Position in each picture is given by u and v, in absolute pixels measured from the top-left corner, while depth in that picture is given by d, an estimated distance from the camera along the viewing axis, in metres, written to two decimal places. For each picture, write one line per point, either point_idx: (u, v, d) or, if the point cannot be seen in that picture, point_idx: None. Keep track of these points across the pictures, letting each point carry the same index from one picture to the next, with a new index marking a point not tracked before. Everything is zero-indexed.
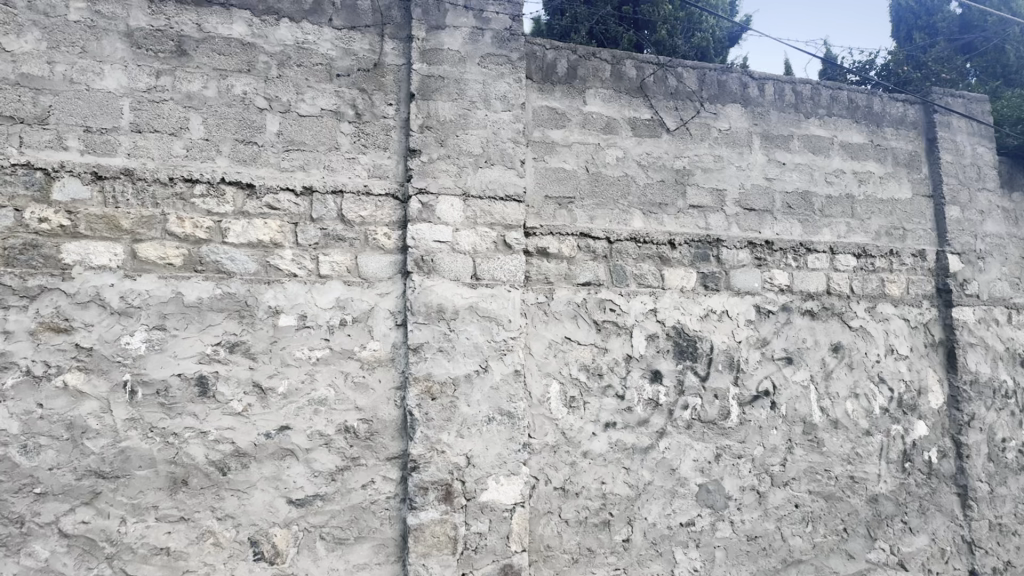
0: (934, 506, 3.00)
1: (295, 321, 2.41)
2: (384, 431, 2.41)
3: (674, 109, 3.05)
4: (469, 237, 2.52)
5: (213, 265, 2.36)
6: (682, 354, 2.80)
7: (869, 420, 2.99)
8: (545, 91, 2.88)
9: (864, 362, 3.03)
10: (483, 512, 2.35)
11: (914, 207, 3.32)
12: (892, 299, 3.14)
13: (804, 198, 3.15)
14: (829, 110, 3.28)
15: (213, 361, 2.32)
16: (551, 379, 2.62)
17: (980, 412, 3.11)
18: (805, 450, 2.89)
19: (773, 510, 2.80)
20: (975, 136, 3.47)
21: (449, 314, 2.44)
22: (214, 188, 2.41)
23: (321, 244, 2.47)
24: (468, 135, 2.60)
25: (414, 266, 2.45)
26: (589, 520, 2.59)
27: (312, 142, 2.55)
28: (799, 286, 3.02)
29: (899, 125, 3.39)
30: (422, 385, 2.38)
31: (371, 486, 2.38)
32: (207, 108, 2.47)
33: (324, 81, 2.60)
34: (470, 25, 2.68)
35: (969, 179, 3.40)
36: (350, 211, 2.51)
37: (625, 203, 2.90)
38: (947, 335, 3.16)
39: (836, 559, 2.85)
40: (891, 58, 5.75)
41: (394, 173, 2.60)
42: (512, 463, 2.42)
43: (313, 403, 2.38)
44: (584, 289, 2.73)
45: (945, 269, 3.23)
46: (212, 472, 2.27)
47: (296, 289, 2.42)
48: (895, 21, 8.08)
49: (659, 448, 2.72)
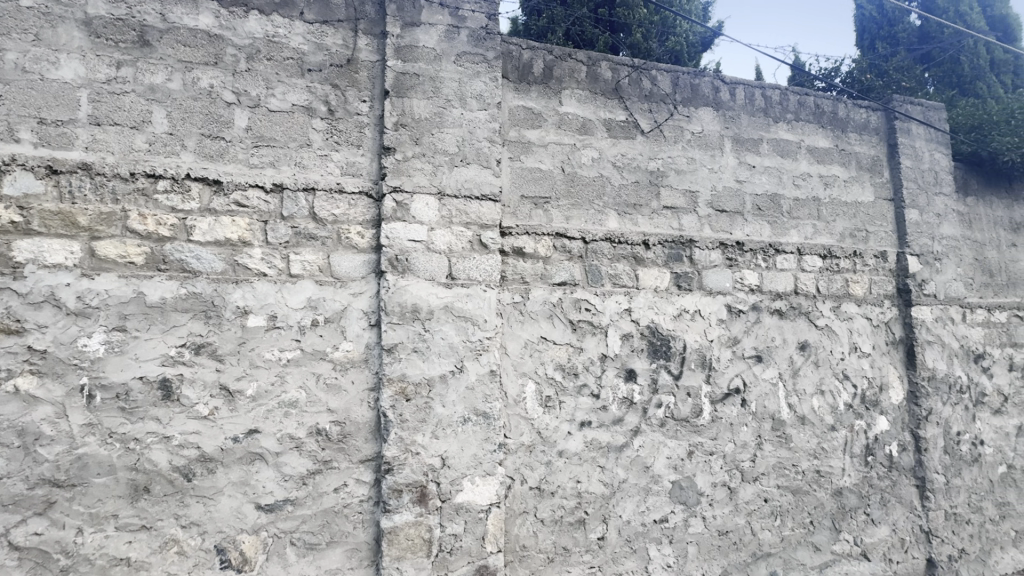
0: (895, 497, 3.12)
1: (264, 322, 2.34)
2: (357, 433, 2.37)
3: (649, 111, 3.10)
4: (445, 237, 2.50)
5: (178, 263, 2.28)
6: (655, 353, 2.84)
7: (834, 416, 3.09)
8: (521, 91, 2.88)
9: (830, 360, 3.12)
10: (458, 513, 2.33)
11: (876, 210, 3.45)
12: (856, 298, 3.26)
13: (773, 200, 3.23)
14: (797, 115, 3.37)
15: (177, 364, 2.24)
16: (527, 379, 2.62)
17: (937, 407, 3.25)
18: (774, 446, 2.96)
19: (743, 506, 2.87)
20: (933, 143, 3.61)
21: (424, 314, 2.42)
22: (178, 184, 2.33)
23: (292, 243, 2.42)
24: (444, 134, 2.57)
25: (388, 265, 2.41)
26: (565, 519, 2.61)
27: (282, 138, 2.49)
28: (768, 286, 3.09)
29: (862, 131, 3.51)
30: (396, 386, 2.35)
31: (344, 489, 2.34)
32: (171, 101, 2.39)
33: (295, 76, 2.55)
34: (445, 22, 2.66)
35: (927, 184, 3.55)
36: (323, 210, 2.46)
37: (601, 204, 2.92)
38: (907, 333, 3.29)
39: (803, 551, 2.93)
40: (856, 66, 5.91)
41: (368, 170, 2.56)
42: (487, 463, 2.41)
43: (283, 405, 2.32)
44: (559, 289, 2.74)
45: (905, 269, 3.36)
46: (176, 478, 2.19)
47: (266, 289, 2.36)
48: (859, 31, 8.29)
49: (634, 446, 2.75)
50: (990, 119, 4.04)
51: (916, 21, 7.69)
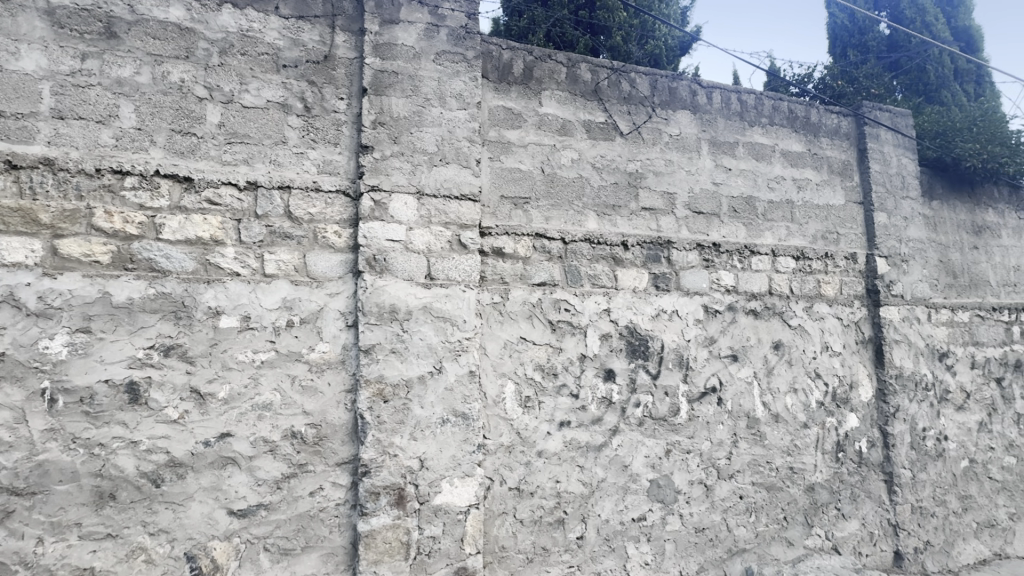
0: (864, 492, 3.21)
1: (237, 323, 2.29)
2: (333, 436, 2.33)
3: (627, 114, 3.12)
4: (423, 236, 2.48)
5: (146, 262, 2.21)
6: (633, 353, 2.87)
7: (807, 414, 3.16)
8: (501, 91, 2.88)
9: (802, 359, 3.20)
10: (437, 515, 2.32)
11: (847, 213, 3.54)
12: (827, 299, 3.34)
13: (748, 202, 3.30)
14: (771, 120, 3.44)
15: (145, 366, 2.17)
16: (506, 380, 2.62)
17: (904, 403, 3.36)
18: (749, 443, 3.02)
19: (719, 502, 2.91)
20: (900, 148, 3.73)
21: (403, 315, 2.39)
22: (147, 180, 2.26)
23: (267, 242, 2.37)
24: (423, 133, 2.55)
25: (365, 265, 2.38)
26: (544, 519, 2.61)
27: (256, 135, 2.44)
28: (744, 286, 3.15)
29: (834, 135, 3.60)
30: (373, 388, 2.32)
31: (320, 493, 2.30)
32: (140, 95, 2.31)
33: (270, 72, 2.50)
34: (424, 20, 2.64)
35: (895, 188, 3.66)
36: (299, 208, 2.42)
37: (580, 204, 2.94)
38: (876, 333, 3.39)
39: (777, 546, 2.99)
40: (828, 72, 6.05)
41: (345, 169, 2.52)
42: (466, 465, 2.39)
43: (256, 408, 2.27)
44: (539, 289, 2.74)
45: (873, 271, 3.46)
46: (144, 484, 2.12)
47: (239, 289, 2.31)
48: (832, 38, 8.48)
49: (612, 445, 2.77)
50: (952, 126, 4.21)
51: (885, 30, 7.94)
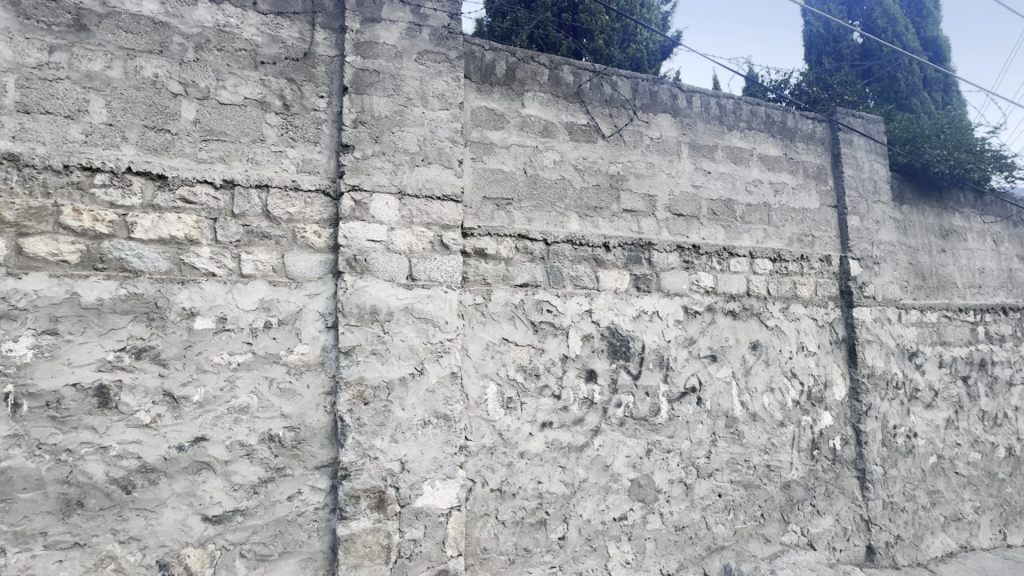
0: (838, 489, 3.29)
1: (213, 324, 2.24)
2: (312, 439, 2.30)
3: (609, 116, 3.15)
4: (405, 237, 2.46)
5: (117, 262, 2.15)
6: (615, 353, 2.89)
7: (783, 413, 3.23)
8: (483, 92, 2.87)
9: (779, 359, 3.26)
10: (418, 517, 2.30)
11: (821, 216, 3.63)
12: (803, 300, 3.42)
13: (727, 205, 3.35)
14: (749, 124, 3.51)
15: (115, 369, 2.11)
16: (488, 381, 2.62)
17: (876, 402, 3.45)
18: (727, 442, 3.07)
19: (698, 501, 2.95)
20: (872, 154, 3.84)
21: (384, 316, 2.37)
22: (118, 178, 2.19)
23: (244, 242, 2.32)
24: (404, 133, 2.53)
25: (346, 266, 2.35)
26: (526, 519, 2.61)
27: (233, 132, 2.39)
28: (722, 287, 3.20)
29: (809, 140, 3.69)
30: (353, 390, 2.29)
31: (298, 497, 2.26)
32: (111, 90, 2.25)
33: (248, 68, 2.45)
34: (406, 20, 2.62)
35: (867, 192, 3.76)
36: (277, 208, 2.38)
37: (562, 206, 2.95)
38: (849, 333, 3.48)
39: (754, 543, 3.04)
40: (804, 77, 6.18)
41: (325, 168, 2.48)
42: (448, 466, 2.38)
43: (233, 411, 2.23)
44: (521, 290, 2.74)
45: (847, 273, 3.56)
46: (114, 491, 2.05)
47: (214, 289, 2.25)
48: (807, 45, 8.68)
49: (594, 445, 2.78)
50: (921, 132, 4.35)
51: (858, 38, 8.14)
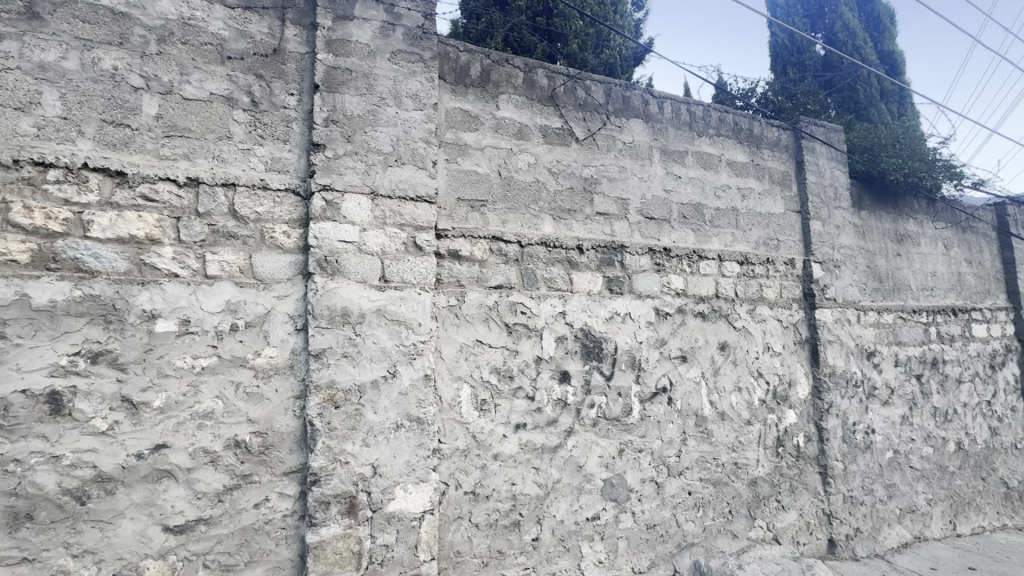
0: (802, 484, 3.40)
1: (175, 327, 2.16)
2: (281, 444, 2.24)
3: (583, 120, 3.19)
4: (377, 238, 2.43)
5: (72, 262, 2.05)
6: (588, 354, 2.92)
7: (750, 411, 3.32)
8: (458, 93, 2.87)
9: (746, 359, 3.36)
10: (390, 522, 2.26)
11: (786, 221, 3.75)
12: (768, 301, 3.53)
13: (697, 209, 3.43)
14: (718, 131, 3.60)
15: (69, 374, 2.01)
16: (462, 383, 2.60)
17: (836, 400, 3.59)
18: (697, 441, 3.13)
19: (669, 499, 3.01)
20: (833, 161, 4.00)
21: (355, 318, 2.33)
22: (73, 174, 2.10)
23: (209, 241, 2.25)
24: (378, 132, 2.50)
25: (316, 267, 2.31)
26: (499, 522, 2.61)
27: (198, 129, 2.32)
28: (692, 290, 3.28)
29: (774, 147, 3.82)
30: (324, 393, 2.25)
31: (265, 505, 2.20)
32: (66, 82, 2.15)
33: (213, 63, 2.38)
34: (380, 18, 2.59)
35: (828, 198, 3.91)
36: (244, 207, 2.31)
37: (537, 208, 2.97)
38: (812, 334, 3.61)
39: (723, 539, 3.12)
40: (770, 86, 6.38)
41: (295, 167, 2.43)
42: (421, 470, 2.35)
43: (196, 417, 2.15)
44: (495, 292, 2.75)
45: (809, 275, 3.69)
46: (66, 503, 1.96)
47: (177, 291, 2.18)
48: (773, 55, 8.98)
49: (567, 446, 2.80)
50: (879, 141, 4.55)
51: (821, 50, 8.46)
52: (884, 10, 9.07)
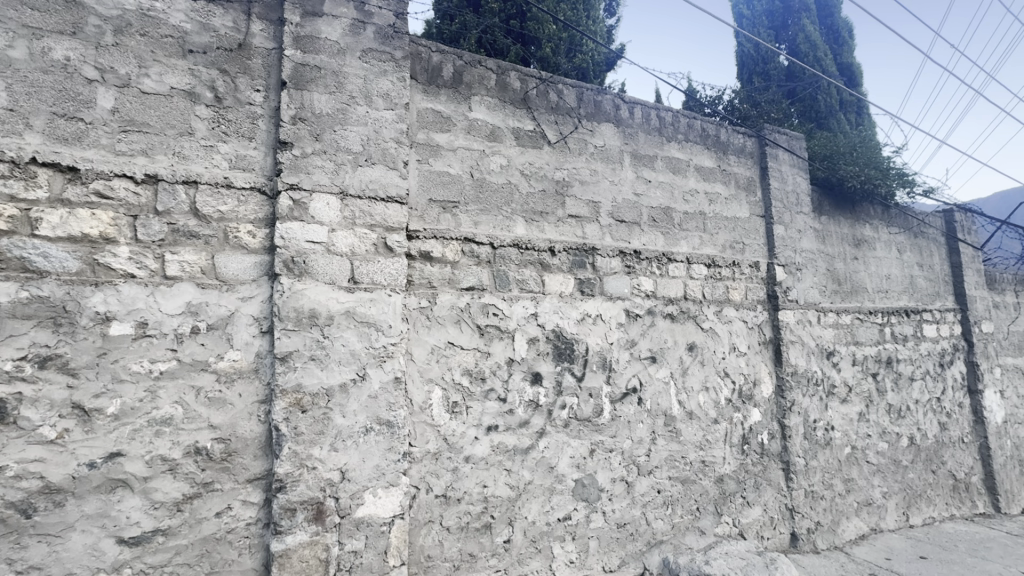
0: (766, 481, 3.50)
1: (132, 330, 2.07)
2: (244, 450, 2.17)
3: (555, 123, 3.21)
4: (347, 238, 2.39)
5: (18, 261, 1.94)
6: (560, 356, 2.94)
7: (717, 410, 3.40)
8: (430, 93, 2.85)
9: (713, 359, 3.44)
10: (359, 528, 2.21)
11: (751, 225, 3.87)
12: (734, 303, 3.63)
13: (666, 212, 3.51)
14: (686, 136, 3.69)
15: (13, 380, 1.90)
16: (433, 385, 2.58)
17: (798, 398, 3.72)
18: (666, 440, 3.19)
19: (639, 498, 3.05)
20: (795, 168, 4.15)
21: (323, 320, 2.28)
22: (20, 169, 1.99)
23: (169, 241, 2.17)
24: (347, 131, 2.46)
25: (283, 268, 2.25)
26: (470, 524, 2.59)
27: (157, 124, 2.23)
28: (661, 291, 3.34)
29: (740, 153, 3.93)
30: (290, 397, 2.19)
31: (228, 513, 2.13)
32: (12, 72, 2.04)
33: (174, 56, 2.30)
34: (350, 16, 2.56)
35: (790, 203, 4.06)
36: (207, 205, 2.24)
37: (509, 210, 2.97)
38: (776, 334, 3.73)
39: (691, 536, 3.18)
40: (737, 94, 6.57)
41: (261, 165, 2.37)
42: (391, 474, 2.31)
43: (153, 423, 2.07)
44: (467, 294, 2.74)
45: (773, 278, 3.81)
46: (10, 516, 1.85)
47: (133, 292, 2.09)
48: (740, 64, 9.26)
49: (539, 447, 2.81)
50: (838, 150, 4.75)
51: (784, 61, 8.77)
52: (843, 24, 9.47)
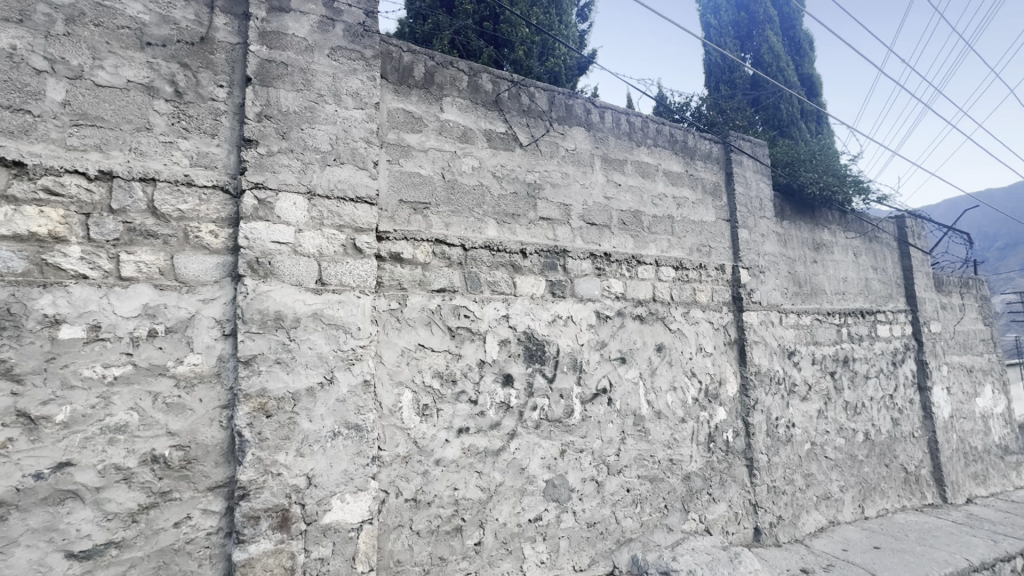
0: (731, 477, 3.60)
1: (84, 333, 1.98)
2: (205, 457, 2.10)
3: (527, 126, 3.23)
4: (314, 239, 2.34)
5: None
6: (531, 358, 2.95)
7: (684, 409, 3.48)
8: (401, 93, 2.83)
9: (680, 359, 3.52)
10: (326, 535, 2.17)
11: (717, 229, 3.98)
12: (701, 305, 3.73)
13: (635, 215, 3.57)
14: (655, 142, 3.77)
15: None
16: (403, 388, 2.56)
17: (761, 396, 3.84)
18: (635, 439, 3.25)
19: (609, 497, 3.10)
20: (759, 174, 4.29)
21: (289, 322, 2.23)
22: None
23: (124, 240, 2.08)
24: (315, 130, 2.41)
25: (247, 269, 2.19)
26: (441, 528, 2.58)
27: (112, 118, 2.14)
28: (631, 293, 3.40)
29: (706, 159, 4.04)
30: (254, 402, 2.13)
31: (187, 523, 2.05)
32: None
33: (131, 49, 2.21)
34: (319, 12, 2.51)
35: (754, 208, 4.19)
36: (166, 204, 2.16)
37: (480, 212, 2.97)
38: (740, 335, 3.84)
39: (659, 533, 3.24)
40: (705, 101, 6.76)
41: (224, 163, 2.30)
42: (359, 478, 2.28)
43: (107, 431, 1.98)
44: (437, 296, 2.72)
45: (738, 280, 3.93)
46: None
47: (85, 293, 1.99)
48: (707, 71, 9.51)
49: (510, 449, 2.82)
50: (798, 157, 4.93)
51: (749, 70, 9.06)
52: (804, 36, 9.86)
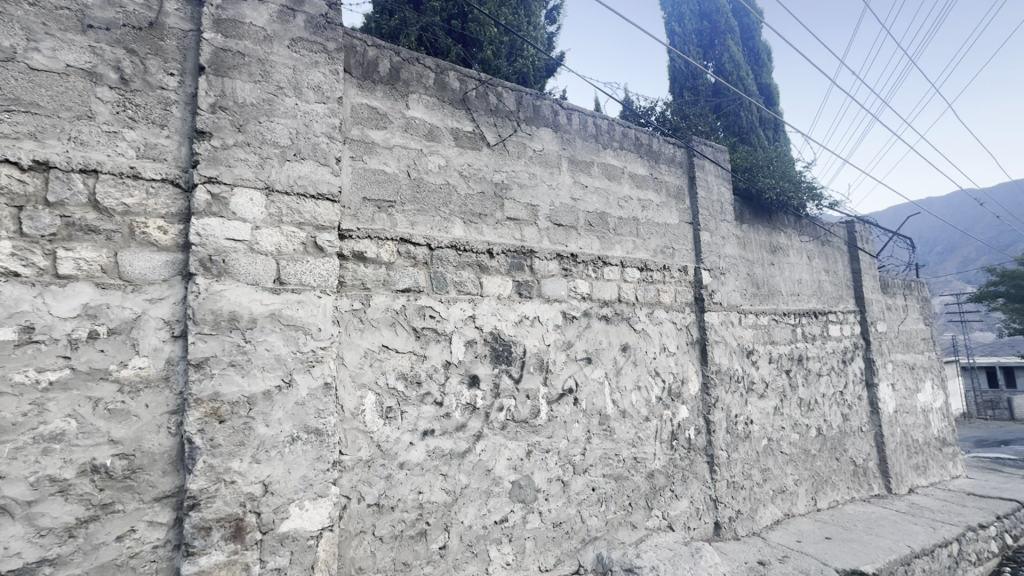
0: (692, 474, 3.68)
1: (14, 335, 1.83)
2: (151, 466, 1.99)
3: (494, 126, 3.21)
4: (272, 236, 2.25)
5: None
6: (497, 358, 2.94)
7: (648, 408, 3.54)
8: (365, 88, 2.76)
9: (645, 359, 3.58)
10: (283, 544, 2.08)
11: (680, 231, 4.07)
12: (665, 305, 3.80)
13: (601, 217, 3.61)
14: (621, 144, 3.82)
15: None
16: (366, 391, 2.50)
17: (721, 394, 3.95)
18: (600, 438, 3.28)
19: (574, 496, 3.11)
20: (719, 178, 4.42)
21: (245, 323, 2.13)
22: None
23: (62, 236, 1.94)
24: (274, 123, 2.33)
25: (199, 267, 2.08)
26: (405, 532, 2.53)
27: (49, 105, 2.00)
28: (596, 294, 3.44)
29: (671, 162, 4.13)
30: (205, 407, 2.02)
31: (130, 537, 1.93)
32: None
33: (71, 31, 2.07)
34: (278, 2, 2.42)
35: (715, 212, 4.31)
36: (109, 197, 2.03)
37: (446, 211, 2.94)
38: (702, 334, 3.94)
39: (623, 530, 3.28)
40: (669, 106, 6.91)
41: (174, 155, 2.18)
42: (319, 484, 2.20)
43: (41, 440, 1.84)
44: (402, 296, 2.67)
45: (700, 281, 4.03)
46: None
47: (16, 293, 1.84)
48: (672, 77, 9.75)
49: (476, 451, 2.79)
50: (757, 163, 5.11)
51: (711, 78, 9.34)
52: (762, 47, 10.24)
